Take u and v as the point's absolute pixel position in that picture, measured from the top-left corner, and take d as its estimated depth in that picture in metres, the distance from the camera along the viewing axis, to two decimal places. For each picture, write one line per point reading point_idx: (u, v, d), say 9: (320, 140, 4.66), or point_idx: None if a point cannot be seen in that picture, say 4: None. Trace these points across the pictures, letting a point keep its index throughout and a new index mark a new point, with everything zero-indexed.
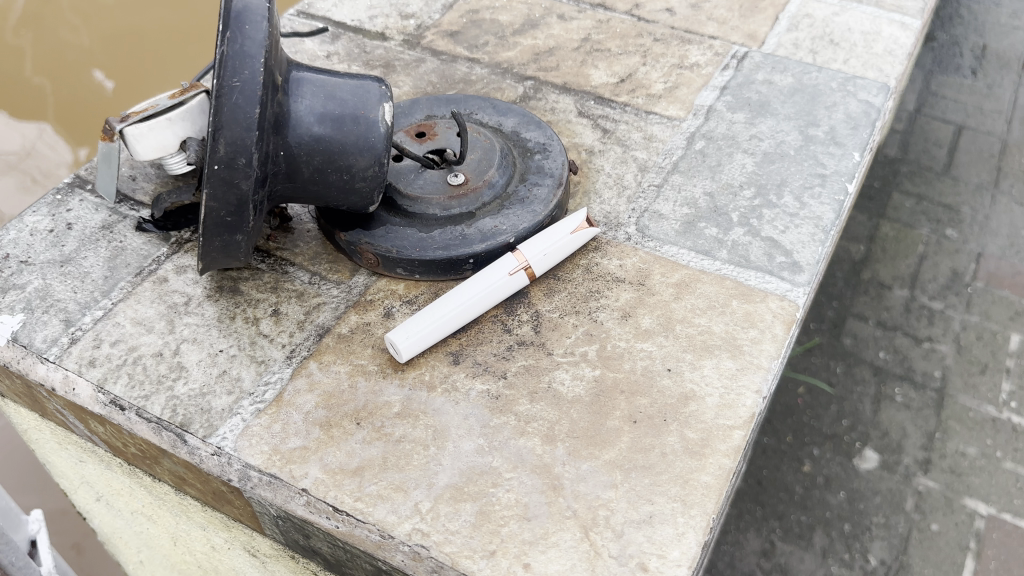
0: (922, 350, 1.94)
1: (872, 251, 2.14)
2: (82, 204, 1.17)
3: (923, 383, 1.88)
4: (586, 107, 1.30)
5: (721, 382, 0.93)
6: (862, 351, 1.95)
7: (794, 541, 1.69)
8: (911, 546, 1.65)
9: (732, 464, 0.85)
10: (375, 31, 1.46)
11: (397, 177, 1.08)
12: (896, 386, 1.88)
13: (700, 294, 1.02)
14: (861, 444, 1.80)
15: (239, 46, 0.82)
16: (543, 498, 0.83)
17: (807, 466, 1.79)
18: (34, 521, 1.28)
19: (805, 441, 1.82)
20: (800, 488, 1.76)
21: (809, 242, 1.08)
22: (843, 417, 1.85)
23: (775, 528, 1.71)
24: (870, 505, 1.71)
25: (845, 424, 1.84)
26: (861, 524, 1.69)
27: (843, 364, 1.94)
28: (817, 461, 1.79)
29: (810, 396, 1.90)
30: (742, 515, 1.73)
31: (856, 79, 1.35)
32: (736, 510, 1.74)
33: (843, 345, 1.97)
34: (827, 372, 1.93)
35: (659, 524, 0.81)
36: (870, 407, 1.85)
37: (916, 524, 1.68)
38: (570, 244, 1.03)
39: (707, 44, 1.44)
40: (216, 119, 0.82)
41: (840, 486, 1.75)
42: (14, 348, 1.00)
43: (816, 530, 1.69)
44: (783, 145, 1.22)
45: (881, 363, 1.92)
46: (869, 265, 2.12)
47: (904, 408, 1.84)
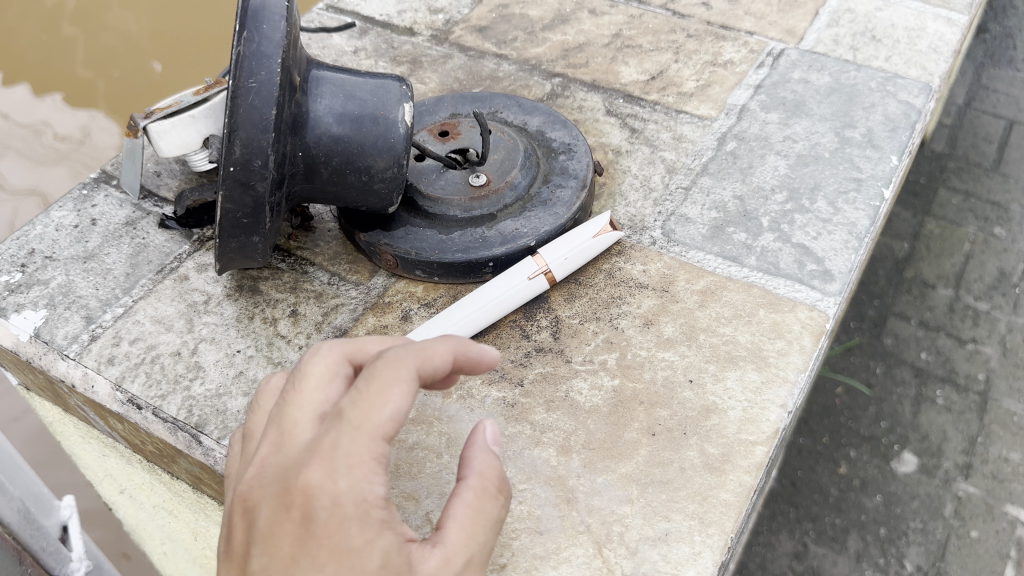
0: (965, 351, 1.88)
1: (916, 249, 2.07)
2: (107, 199, 1.17)
3: (966, 385, 1.82)
4: (614, 105, 1.27)
5: (745, 396, 0.90)
6: (903, 352, 1.90)
7: (828, 544, 1.65)
8: (948, 552, 1.61)
9: (754, 481, 0.82)
10: (403, 26, 1.44)
11: (419, 177, 1.06)
12: (937, 388, 1.83)
13: (726, 302, 0.99)
14: (900, 447, 1.75)
15: (256, 46, 0.81)
16: (557, 511, 0.81)
17: (842, 468, 1.74)
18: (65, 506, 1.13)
19: (842, 443, 1.77)
20: (835, 490, 1.71)
21: (841, 249, 1.04)
22: (882, 418, 1.80)
23: (808, 529, 1.68)
24: (907, 509, 1.67)
25: (883, 426, 1.79)
26: (897, 528, 1.65)
27: (883, 364, 1.88)
28: (853, 462, 1.74)
29: (848, 397, 1.84)
30: (776, 516, 1.70)
31: (897, 79, 1.31)
32: (769, 510, 1.71)
33: (884, 344, 1.92)
34: (866, 372, 1.88)
35: (675, 542, 0.79)
36: (910, 409, 1.80)
37: (955, 530, 1.63)
38: (593, 247, 1.00)
39: (743, 40, 1.39)
40: (232, 120, 0.81)
41: (877, 488, 1.70)
42: (36, 343, 1.00)
43: (850, 533, 1.66)
44: (818, 147, 1.18)
45: (923, 364, 1.87)
46: (912, 263, 2.05)
47: (945, 411, 1.79)
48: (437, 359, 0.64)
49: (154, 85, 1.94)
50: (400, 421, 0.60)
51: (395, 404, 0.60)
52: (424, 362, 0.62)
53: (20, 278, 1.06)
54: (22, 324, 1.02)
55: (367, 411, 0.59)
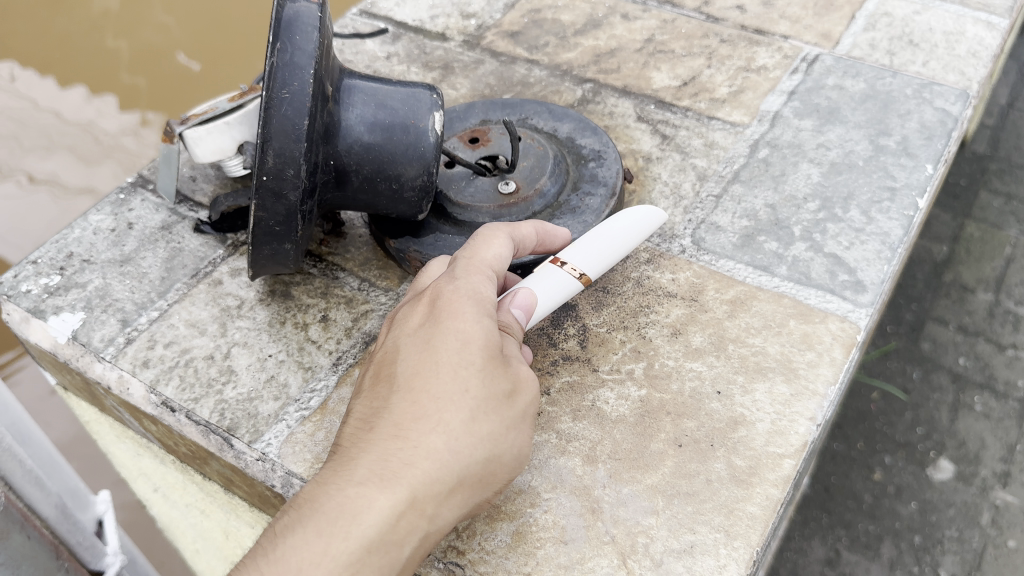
0: (1005, 357, 1.83)
1: (955, 252, 2.02)
2: (143, 203, 1.19)
3: (1006, 392, 1.77)
4: (646, 111, 1.27)
5: (774, 408, 0.89)
6: (942, 357, 1.85)
7: (861, 552, 1.62)
8: (985, 563, 1.57)
9: (781, 494, 0.82)
10: (436, 31, 1.45)
11: (448, 185, 1.07)
12: (976, 394, 1.78)
13: (756, 312, 0.98)
14: (936, 454, 1.71)
15: (289, 56, 0.81)
16: (581, 521, 0.81)
17: (877, 474, 1.71)
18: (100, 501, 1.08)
19: (878, 449, 1.74)
20: (870, 497, 1.68)
21: (874, 260, 1.03)
22: (918, 425, 1.76)
23: (841, 536, 1.64)
24: (943, 518, 1.64)
25: (921, 432, 1.75)
26: (932, 536, 1.62)
27: (920, 369, 1.84)
28: (888, 469, 1.71)
29: (884, 402, 1.81)
30: (808, 522, 1.66)
31: (933, 85, 1.29)
32: (801, 516, 1.67)
33: (921, 350, 1.87)
34: (903, 378, 1.84)
35: (701, 554, 0.78)
36: (948, 415, 1.76)
37: (992, 539, 1.59)
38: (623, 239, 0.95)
39: (777, 45, 1.38)
40: (265, 130, 0.82)
41: (912, 495, 1.67)
42: (73, 346, 1.02)
43: (884, 540, 1.62)
44: (852, 155, 1.17)
45: (961, 370, 1.82)
46: (952, 267, 2.00)
47: (984, 418, 1.74)
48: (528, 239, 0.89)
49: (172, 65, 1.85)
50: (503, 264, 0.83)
51: (501, 246, 0.83)
52: (519, 230, 0.87)
53: (59, 281, 1.09)
54: (60, 327, 1.04)
55: (482, 242, 0.82)
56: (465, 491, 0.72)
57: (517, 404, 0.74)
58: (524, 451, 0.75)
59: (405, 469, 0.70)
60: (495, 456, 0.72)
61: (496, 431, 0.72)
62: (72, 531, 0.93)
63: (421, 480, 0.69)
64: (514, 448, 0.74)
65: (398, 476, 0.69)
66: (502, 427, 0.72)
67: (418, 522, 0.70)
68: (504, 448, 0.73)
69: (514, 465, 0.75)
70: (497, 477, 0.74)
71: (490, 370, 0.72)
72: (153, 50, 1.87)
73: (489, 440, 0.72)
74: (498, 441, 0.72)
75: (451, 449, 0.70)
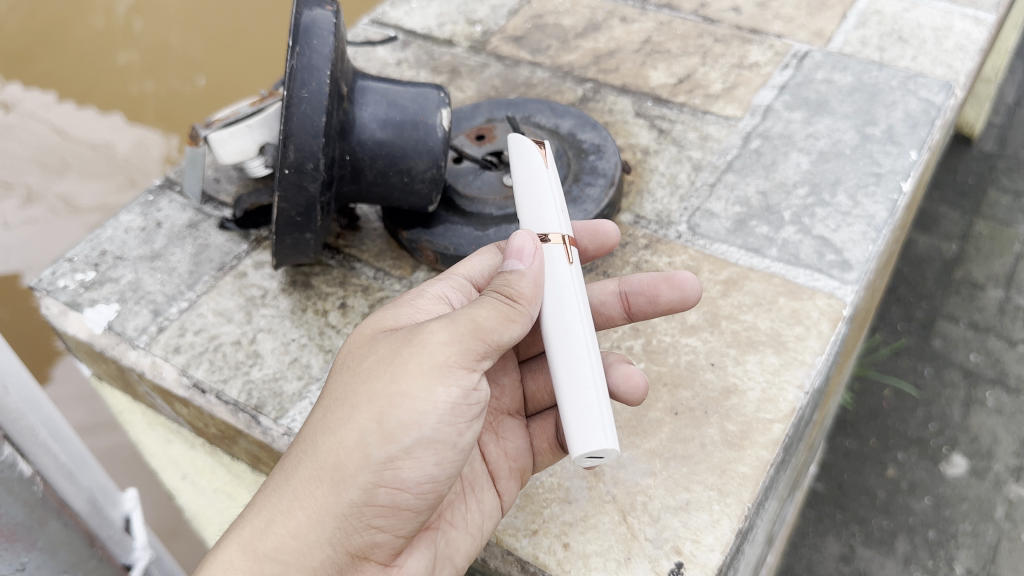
0: (1017, 353, 1.79)
1: (965, 251, 1.99)
2: (171, 204, 1.26)
3: (1018, 388, 1.73)
4: (644, 108, 1.33)
5: (764, 377, 0.95)
6: (953, 353, 1.81)
7: (876, 547, 1.58)
8: (1000, 554, 1.53)
9: (770, 456, 0.88)
10: (443, 38, 1.52)
11: (456, 178, 1.15)
12: (988, 390, 1.74)
13: (747, 291, 1.04)
14: (949, 449, 1.67)
15: (307, 59, 0.89)
16: (584, 482, 0.87)
17: (891, 470, 1.67)
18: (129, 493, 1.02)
19: (891, 445, 1.70)
20: (884, 492, 1.65)
21: (859, 240, 1.09)
22: (931, 421, 1.72)
23: (856, 532, 1.61)
24: (957, 512, 1.60)
25: (933, 428, 1.71)
26: (947, 531, 1.58)
27: (932, 366, 1.80)
28: (902, 465, 1.67)
29: (896, 399, 1.77)
30: (822, 519, 1.63)
31: (918, 78, 1.35)
32: (815, 513, 1.64)
33: (932, 347, 1.84)
34: (915, 375, 1.80)
35: (695, 511, 0.84)
36: (961, 413, 1.72)
37: (1006, 533, 1.55)
38: (530, 167, 0.83)
39: (769, 44, 1.44)
40: (287, 127, 0.89)
41: (926, 491, 1.63)
42: (109, 335, 1.10)
43: (898, 536, 1.59)
44: (840, 144, 1.23)
45: (973, 366, 1.78)
46: (961, 265, 1.97)
47: (996, 414, 1.70)
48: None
49: (179, 88, 2.01)
50: (485, 273, 0.84)
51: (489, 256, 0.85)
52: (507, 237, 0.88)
53: (94, 276, 1.16)
54: (97, 318, 1.11)
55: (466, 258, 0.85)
56: (313, 492, 0.70)
57: (368, 376, 0.70)
58: (386, 426, 0.68)
59: (255, 505, 0.72)
60: (330, 441, 0.70)
61: (334, 417, 0.70)
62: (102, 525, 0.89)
63: (254, 518, 0.71)
64: (361, 429, 0.69)
65: (241, 522, 0.71)
66: (341, 412, 0.70)
67: (251, 562, 0.69)
68: (343, 429, 0.69)
69: (368, 445, 0.69)
70: (349, 464, 0.69)
71: (346, 370, 0.74)
72: (161, 66, 2.04)
73: (324, 433, 0.70)
74: (336, 423, 0.70)
75: (293, 458, 0.72)
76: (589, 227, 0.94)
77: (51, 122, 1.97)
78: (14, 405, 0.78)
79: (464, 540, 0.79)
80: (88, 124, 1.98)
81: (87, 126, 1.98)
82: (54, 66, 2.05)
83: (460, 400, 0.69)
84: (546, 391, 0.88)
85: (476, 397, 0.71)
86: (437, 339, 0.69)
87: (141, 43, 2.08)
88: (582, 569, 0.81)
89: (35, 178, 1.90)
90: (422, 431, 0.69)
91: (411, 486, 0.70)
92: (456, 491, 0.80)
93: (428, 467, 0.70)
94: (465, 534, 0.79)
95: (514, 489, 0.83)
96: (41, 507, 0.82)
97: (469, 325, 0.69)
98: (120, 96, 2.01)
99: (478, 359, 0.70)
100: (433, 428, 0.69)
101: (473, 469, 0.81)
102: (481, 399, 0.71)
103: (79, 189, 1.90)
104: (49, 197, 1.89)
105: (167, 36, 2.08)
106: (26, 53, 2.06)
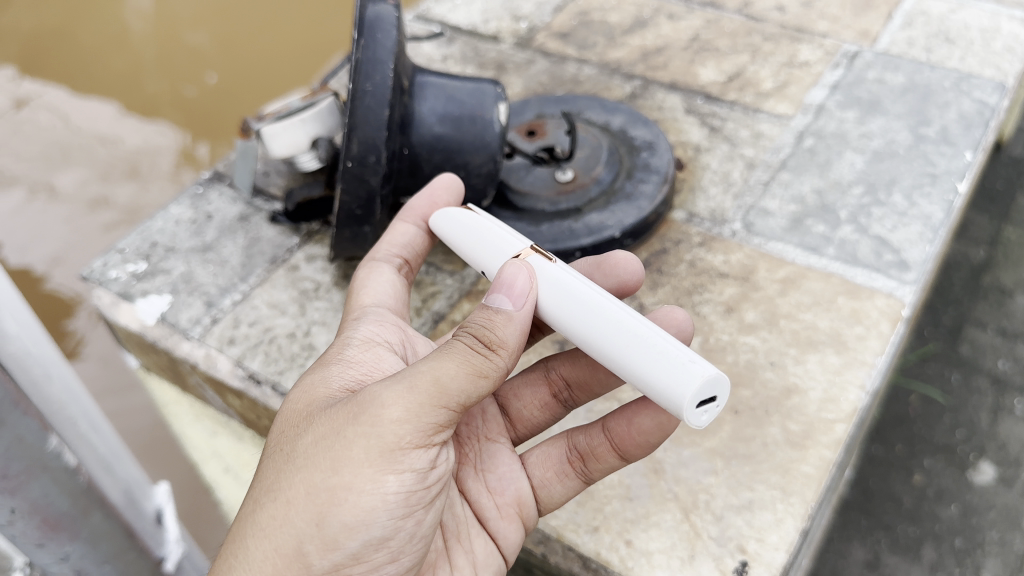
0: None
1: (995, 257, 1.74)
2: (221, 197, 1.27)
3: None
4: (694, 105, 1.32)
5: (825, 376, 0.94)
6: (982, 359, 1.57)
7: (903, 554, 1.36)
8: None
9: (833, 455, 0.87)
10: (489, 34, 1.52)
11: (509, 174, 1.14)
12: (1018, 398, 1.50)
13: (806, 290, 1.03)
14: (977, 456, 1.44)
15: (371, 53, 0.88)
16: (645, 480, 0.87)
17: (917, 477, 1.44)
18: (159, 493, 1.15)
19: (917, 451, 1.48)
20: (910, 499, 1.42)
21: (917, 240, 1.08)
22: (958, 427, 1.49)
23: (881, 539, 1.39)
24: (985, 520, 1.37)
25: (960, 435, 1.48)
26: (974, 539, 1.35)
27: (959, 372, 1.57)
28: (929, 472, 1.44)
29: (922, 406, 1.53)
30: (847, 524, 1.40)
31: (970, 79, 1.33)
32: (840, 517, 1.41)
33: (960, 353, 1.60)
34: (942, 382, 1.56)
35: (759, 510, 0.83)
36: (990, 420, 1.48)
37: None
38: (465, 223, 0.82)
39: (818, 43, 1.43)
40: (351, 120, 0.89)
41: (953, 498, 1.40)
42: (162, 326, 1.10)
43: (925, 543, 1.37)
44: (894, 144, 1.21)
45: (1002, 373, 1.54)
46: (990, 270, 1.72)
47: None
48: (406, 237, 0.90)
49: (204, 87, 2.04)
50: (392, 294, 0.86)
51: (381, 273, 0.87)
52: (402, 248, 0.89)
53: (145, 268, 1.17)
54: (149, 309, 1.11)
55: (355, 285, 0.87)
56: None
57: (307, 467, 0.64)
58: (329, 527, 0.63)
59: None
60: (264, 549, 0.63)
61: (268, 517, 0.64)
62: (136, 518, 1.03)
63: None
64: (300, 532, 0.63)
65: None
66: (277, 510, 0.64)
67: None
68: (280, 534, 0.63)
69: (309, 553, 0.63)
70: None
71: (280, 455, 0.67)
72: (181, 66, 2.08)
73: (256, 535, 0.64)
74: (270, 527, 0.63)
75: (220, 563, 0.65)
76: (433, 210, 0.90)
77: (68, 116, 1.99)
78: (58, 395, 0.93)
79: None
80: (103, 118, 1.99)
81: (108, 125, 1.98)
82: (75, 62, 2.11)
83: (411, 491, 0.65)
84: (534, 406, 0.84)
85: (431, 479, 0.67)
86: (389, 418, 0.62)
87: (162, 40, 2.13)
88: (645, 566, 0.80)
89: (52, 172, 1.89)
90: (371, 530, 0.64)
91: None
92: (439, 550, 0.76)
93: (378, 565, 0.66)
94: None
95: (515, 530, 0.79)
96: (86, 498, 0.91)
97: (426, 395, 0.62)
98: (142, 96, 2.03)
99: (431, 435, 0.64)
100: (383, 523, 0.64)
101: (456, 516, 0.77)
102: (437, 479, 0.67)
103: (90, 181, 1.88)
104: (63, 190, 1.87)
105: (191, 35, 2.14)
106: (54, 57, 2.12)
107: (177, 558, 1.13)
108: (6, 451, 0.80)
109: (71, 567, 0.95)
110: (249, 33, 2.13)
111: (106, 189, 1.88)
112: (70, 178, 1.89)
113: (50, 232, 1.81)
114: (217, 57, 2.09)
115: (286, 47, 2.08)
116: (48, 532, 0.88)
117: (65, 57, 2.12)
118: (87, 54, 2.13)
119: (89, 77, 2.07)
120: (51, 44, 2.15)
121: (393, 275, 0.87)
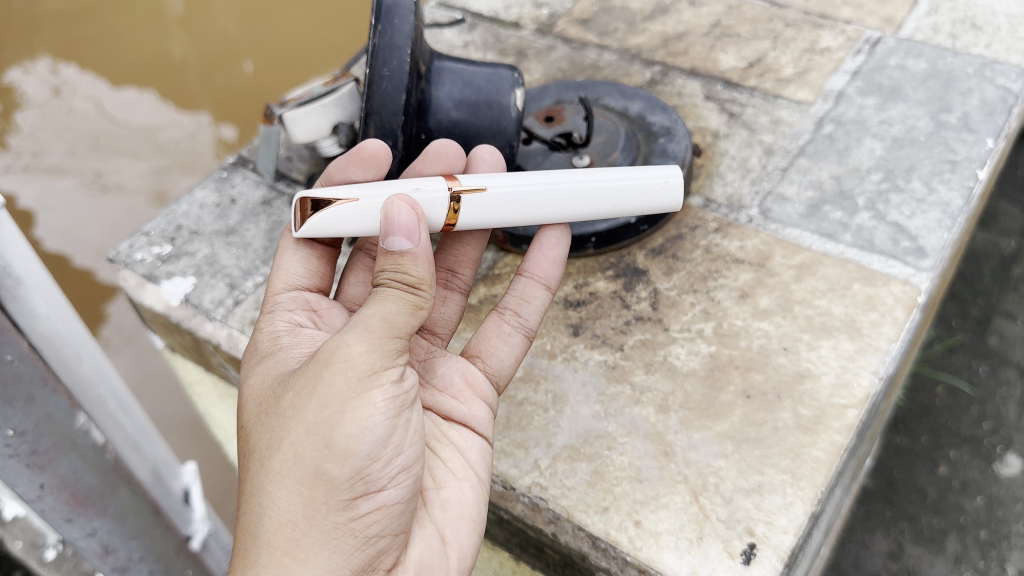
0: None
1: None
2: (244, 181, 1.29)
3: None
4: (714, 91, 1.32)
5: (838, 362, 0.94)
6: (1011, 352, 1.55)
7: (925, 544, 1.36)
8: None
9: (843, 440, 0.87)
10: (510, 21, 1.53)
11: (526, 159, 1.15)
12: None
13: (821, 276, 1.04)
14: (1004, 449, 1.43)
15: (389, 37, 0.89)
16: (655, 462, 0.88)
17: (942, 468, 1.43)
18: (187, 471, 1.18)
19: (943, 443, 1.46)
20: (934, 491, 1.41)
21: (935, 227, 1.07)
22: (985, 420, 1.48)
23: (904, 529, 1.38)
24: (1011, 514, 1.36)
25: (987, 428, 1.47)
26: (999, 532, 1.34)
27: (987, 364, 1.55)
28: (954, 463, 1.43)
29: (949, 396, 1.52)
30: (870, 514, 1.40)
31: (994, 65, 1.31)
32: (863, 508, 1.41)
33: (988, 345, 1.58)
34: (969, 373, 1.55)
35: (768, 493, 0.84)
36: (1018, 413, 1.47)
37: None
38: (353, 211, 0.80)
39: (841, 29, 1.42)
40: (368, 104, 0.90)
41: (979, 491, 1.39)
42: (186, 306, 1.13)
43: (949, 534, 1.36)
44: (914, 130, 1.20)
45: None
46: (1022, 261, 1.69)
47: None
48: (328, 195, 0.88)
49: (228, 73, 2.07)
50: (303, 269, 0.88)
51: (294, 247, 0.89)
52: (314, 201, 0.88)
53: (170, 250, 1.19)
54: (173, 290, 1.14)
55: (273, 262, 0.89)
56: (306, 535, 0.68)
57: (295, 414, 0.70)
58: (336, 445, 0.68)
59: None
60: (289, 487, 0.69)
61: (279, 464, 0.69)
62: (162, 496, 1.07)
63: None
64: (313, 460, 0.68)
65: None
66: (285, 456, 0.69)
67: None
68: (296, 469, 0.69)
69: (328, 471, 0.69)
70: (321, 494, 0.69)
71: (263, 421, 0.73)
72: (206, 47, 2.11)
73: (273, 485, 0.69)
74: (284, 468, 0.69)
75: (249, 528, 0.70)
76: (353, 154, 0.88)
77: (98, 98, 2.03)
78: (86, 374, 0.95)
79: (460, 486, 0.79)
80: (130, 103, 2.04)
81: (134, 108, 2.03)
82: (103, 42, 2.14)
83: (393, 399, 0.70)
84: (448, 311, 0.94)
85: (405, 389, 0.72)
86: (354, 352, 0.68)
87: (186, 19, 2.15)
88: (652, 547, 0.81)
89: (86, 162, 1.97)
90: (374, 433, 0.69)
91: (385, 481, 0.71)
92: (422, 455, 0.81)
93: (392, 459, 0.71)
94: (456, 483, 0.80)
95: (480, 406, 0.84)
96: (113, 475, 0.94)
97: (380, 329, 0.69)
98: (168, 79, 2.06)
99: (395, 355, 0.71)
100: (382, 427, 0.70)
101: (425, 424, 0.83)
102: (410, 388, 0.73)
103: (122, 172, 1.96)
104: (95, 177, 1.95)
105: (215, 15, 2.16)
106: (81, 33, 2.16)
107: (203, 537, 1.17)
108: (36, 427, 0.81)
109: (98, 541, 0.98)
110: (273, 12, 2.15)
111: (138, 180, 1.96)
112: (105, 166, 1.96)
113: (86, 224, 1.91)
114: (257, 47, 2.10)
115: (308, 30, 2.10)
116: (76, 507, 0.91)
117: (93, 36, 2.16)
118: (114, 42, 2.14)
119: (115, 57, 2.11)
120: (88, 33, 2.17)
121: (308, 249, 0.89)
